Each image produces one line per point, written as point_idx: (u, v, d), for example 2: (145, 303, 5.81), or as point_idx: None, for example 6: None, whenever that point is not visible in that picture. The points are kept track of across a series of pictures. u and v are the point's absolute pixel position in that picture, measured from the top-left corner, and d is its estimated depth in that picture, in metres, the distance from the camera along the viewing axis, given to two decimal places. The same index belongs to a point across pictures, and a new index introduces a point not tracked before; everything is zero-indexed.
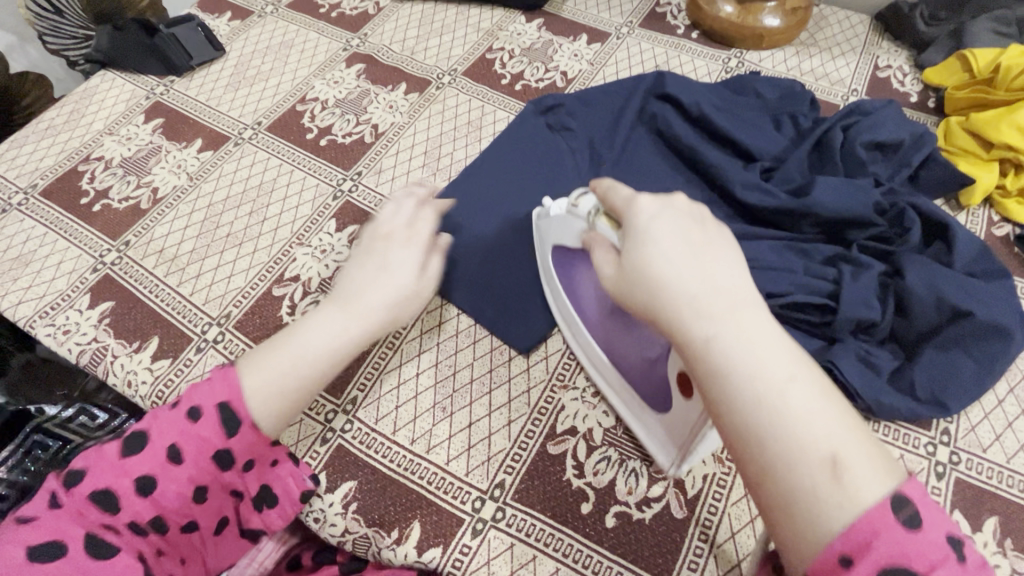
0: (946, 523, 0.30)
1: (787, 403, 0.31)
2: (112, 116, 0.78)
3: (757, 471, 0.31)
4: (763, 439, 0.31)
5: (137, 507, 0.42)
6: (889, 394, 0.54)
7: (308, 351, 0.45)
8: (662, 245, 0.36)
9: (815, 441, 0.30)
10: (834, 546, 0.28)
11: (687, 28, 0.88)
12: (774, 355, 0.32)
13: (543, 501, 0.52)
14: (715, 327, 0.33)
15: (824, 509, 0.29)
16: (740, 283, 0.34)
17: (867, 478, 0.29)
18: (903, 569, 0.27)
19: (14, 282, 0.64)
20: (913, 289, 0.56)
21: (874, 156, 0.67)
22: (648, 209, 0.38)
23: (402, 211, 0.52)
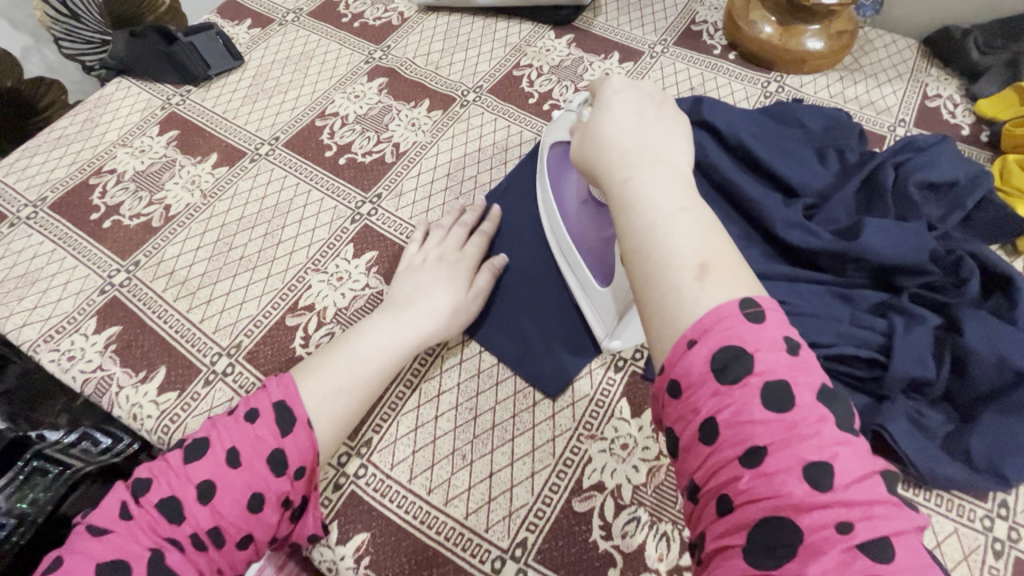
0: (789, 328, 0.33)
1: (673, 226, 0.36)
2: (126, 127, 0.76)
3: (639, 278, 0.37)
4: (647, 252, 0.36)
5: (198, 517, 0.43)
6: (942, 462, 0.50)
7: (365, 352, 0.53)
8: (615, 112, 0.44)
9: (688, 254, 0.35)
10: (685, 333, 0.33)
11: (724, 48, 0.84)
12: (674, 192, 0.38)
13: (567, 565, 0.49)
14: (633, 170, 0.40)
15: (682, 303, 0.34)
16: (667, 147, 0.42)
17: (727, 286, 0.34)
18: (735, 346, 0.32)
19: (19, 303, 0.62)
20: (973, 349, 0.52)
21: (926, 196, 0.63)
22: (620, 85, 0.47)
23: (451, 237, 0.63)
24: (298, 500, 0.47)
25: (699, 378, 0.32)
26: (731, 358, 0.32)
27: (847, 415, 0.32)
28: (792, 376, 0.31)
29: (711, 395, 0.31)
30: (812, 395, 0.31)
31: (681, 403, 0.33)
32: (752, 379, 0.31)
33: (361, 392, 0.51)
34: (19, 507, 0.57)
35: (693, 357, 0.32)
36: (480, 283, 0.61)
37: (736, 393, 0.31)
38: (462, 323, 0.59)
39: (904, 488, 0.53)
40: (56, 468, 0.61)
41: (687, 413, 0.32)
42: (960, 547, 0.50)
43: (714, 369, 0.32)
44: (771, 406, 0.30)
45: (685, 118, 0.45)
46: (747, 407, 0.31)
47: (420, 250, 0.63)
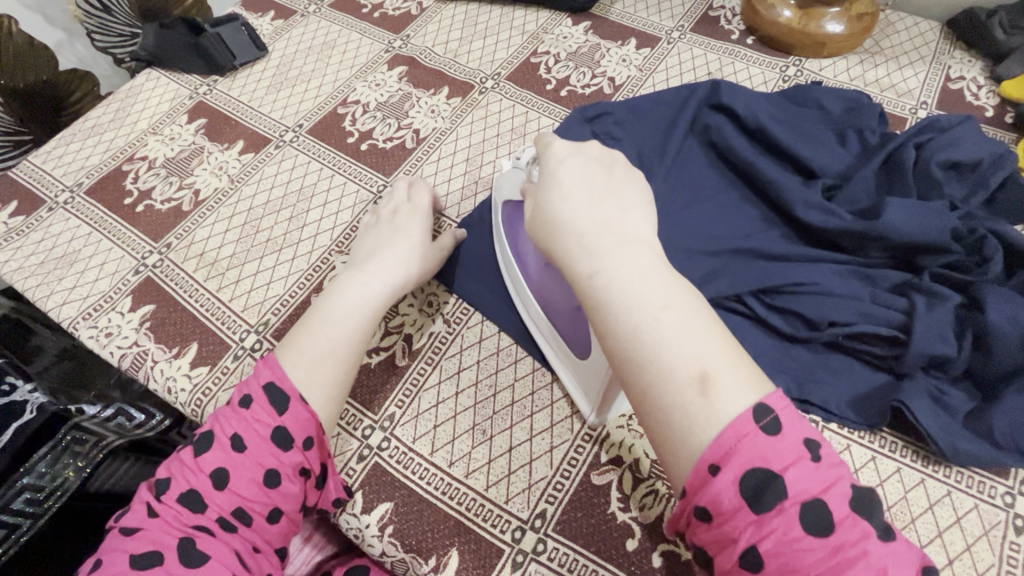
0: (804, 428, 0.35)
1: (658, 331, 0.37)
2: (156, 116, 0.78)
3: (640, 393, 0.38)
4: (642, 366, 0.37)
5: (218, 501, 0.45)
6: (964, 439, 0.50)
7: (343, 309, 0.53)
8: (566, 192, 0.44)
9: (686, 363, 0.36)
10: (704, 458, 0.34)
11: (742, 33, 0.84)
12: (651, 289, 0.39)
13: (586, 535, 0.50)
14: (601, 263, 0.40)
15: (693, 420, 0.35)
16: (628, 227, 0.42)
17: (730, 393, 0.35)
18: (763, 470, 0.33)
19: (58, 282, 0.65)
20: (996, 326, 0.52)
21: (948, 176, 0.62)
22: (563, 155, 0.46)
23: (406, 194, 0.65)
24: (316, 469, 0.48)
25: (731, 506, 0.33)
26: (760, 483, 0.33)
27: (881, 518, 0.33)
28: (824, 490, 0.33)
29: (749, 524, 0.33)
30: (845, 505, 0.33)
31: (716, 529, 0.34)
32: (787, 504, 0.32)
33: (347, 352, 0.51)
34: (58, 474, 0.61)
35: (721, 486, 0.33)
36: (444, 240, 0.63)
37: (775, 520, 0.32)
38: (432, 268, 0.61)
39: (925, 465, 0.53)
40: (92, 439, 0.64)
41: (724, 539, 0.33)
42: (981, 523, 0.50)
43: (748, 497, 0.33)
44: (812, 530, 0.32)
45: (637, 180, 0.46)
46: (789, 535, 0.32)
47: (378, 211, 0.64)
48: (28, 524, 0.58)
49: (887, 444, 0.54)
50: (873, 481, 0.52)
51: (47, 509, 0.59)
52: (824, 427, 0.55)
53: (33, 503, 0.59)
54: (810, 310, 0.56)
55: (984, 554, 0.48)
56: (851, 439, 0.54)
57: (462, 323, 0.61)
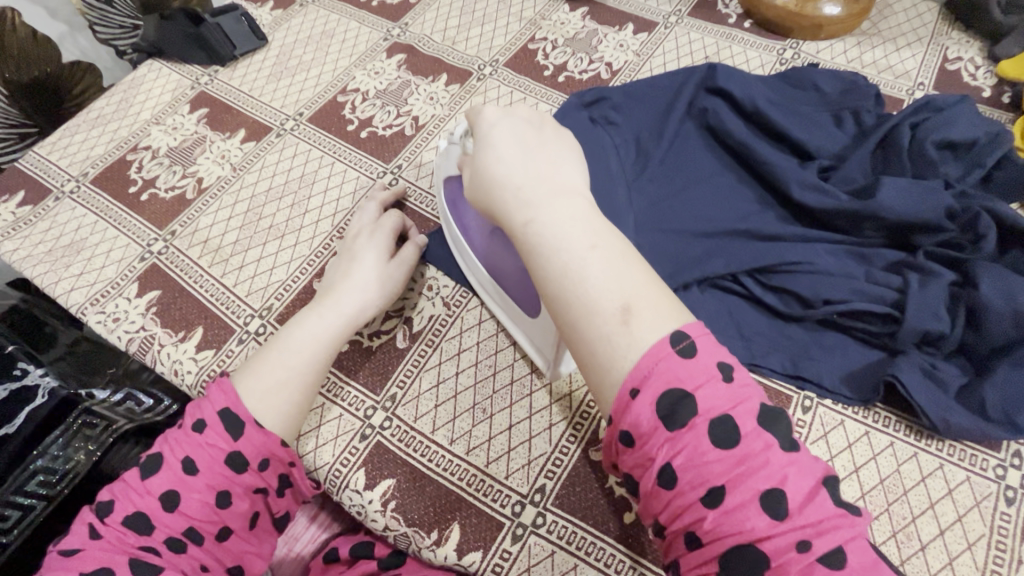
0: (719, 353, 0.37)
1: (586, 269, 0.39)
2: (159, 106, 0.79)
3: (570, 331, 0.40)
4: (569, 303, 0.39)
5: (168, 522, 0.47)
6: (956, 412, 0.51)
7: (298, 341, 0.54)
8: (498, 151, 0.46)
9: (610, 298, 0.38)
10: (626, 384, 0.36)
11: (740, 16, 0.84)
12: (579, 232, 0.41)
13: (584, 509, 0.51)
14: (532, 211, 0.42)
15: (616, 350, 0.37)
16: (558, 180, 0.44)
17: (651, 322, 0.37)
18: (675, 389, 0.35)
19: (66, 269, 0.66)
20: (988, 301, 0.52)
21: (944, 156, 0.63)
22: (493, 120, 0.48)
23: (367, 212, 0.64)
24: (267, 486, 0.51)
25: (650, 427, 0.35)
26: (673, 402, 0.35)
27: (787, 433, 0.35)
28: (733, 406, 0.34)
29: (665, 443, 0.34)
30: (753, 421, 0.34)
31: (637, 451, 0.36)
32: (697, 420, 0.34)
33: (302, 379, 0.53)
34: (71, 457, 0.63)
35: (640, 408, 0.35)
36: (405, 255, 0.61)
37: (687, 436, 0.34)
38: (396, 291, 0.60)
39: (918, 439, 0.53)
40: (102, 423, 0.66)
41: (643, 460, 0.35)
42: (973, 494, 0.51)
43: (662, 418, 0.35)
44: (720, 444, 0.33)
45: (564, 138, 0.48)
46: (699, 450, 0.34)
47: (349, 228, 0.63)
48: (41, 507, 0.60)
49: (882, 419, 0.54)
50: (867, 455, 0.53)
51: (61, 492, 0.61)
52: (819, 403, 0.56)
53: (46, 485, 0.61)
54: (805, 289, 0.57)
55: (975, 524, 0.49)
56: (845, 415, 0.55)
57: (461, 306, 0.62)
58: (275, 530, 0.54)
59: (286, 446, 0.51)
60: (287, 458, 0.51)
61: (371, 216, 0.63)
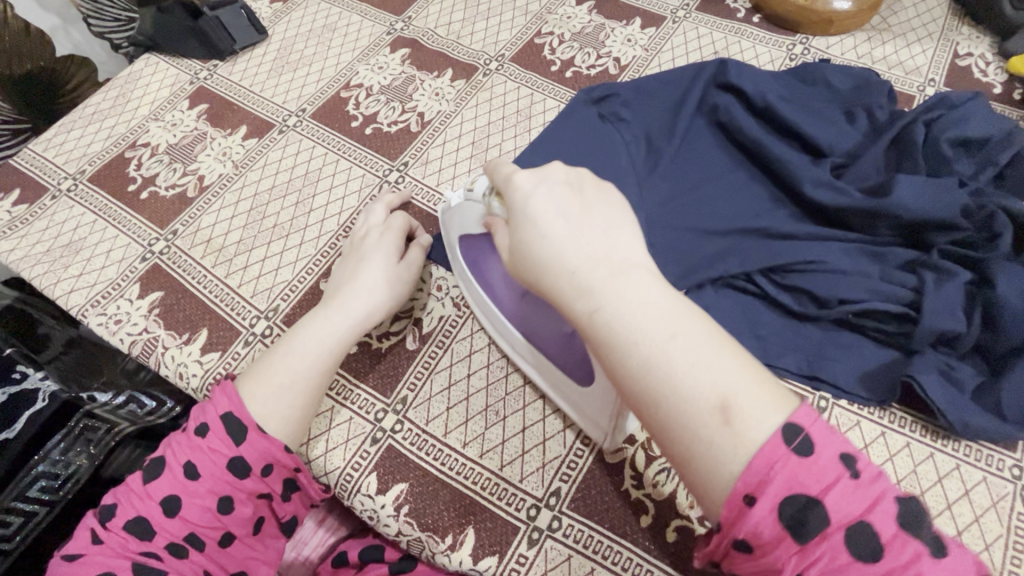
0: (840, 443, 0.34)
1: (674, 364, 0.35)
2: (157, 101, 0.77)
3: (660, 431, 0.36)
4: (658, 404, 0.36)
5: (170, 528, 0.46)
6: (974, 413, 0.51)
7: (303, 344, 0.52)
8: (542, 226, 0.40)
9: (705, 394, 0.35)
10: (738, 490, 0.34)
11: (748, 11, 0.83)
12: (657, 319, 0.37)
13: (600, 513, 0.51)
14: (599, 299, 0.38)
15: (719, 455, 0.34)
16: (620, 254, 0.39)
17: (753, 418, 0.34)
18: (801, 496, 0.33)
19: (65, 270, 0.64)
20: (1005, 301, 0.52)
21: (958, 153, 0.62)
22: (528, 188, 0.41)
23: (375, 211, 0.63)
24: (271, 492, 0.50)
25: (773, 536, 0.33)
26: (799, 509, 0.33)
27: (930, 532, 0.33)
28: (867, 510, 0.33)
29: (792, 553, 0.33)
30: (891, 524, 0.32)
31: (759, 558, 0.34)
32: (830, 530, 0.32)
33: (309, 382, 0.51)
34: (72, 461, 0.61)
35: (762, 519, 0.33)
36: (412, 255, 0.60)
37: (821, 547, 0.32)
38: (407, 292, 0.58)
39: (934, 439, 0.53)
40: (104, 426, 0.65)
41: (769, 566, 0.34)
42: (989, 494, 0.50)
43: (789, 529, 0.33)
44: (859, 555, 0.32)
45: (612, 196, 0.42)
46: (836, 561, 0.32)
47: (355, 228, 0.62)
48: (43, 513, 0.59)
49: (897, 419, 0.54)
50: (883, 455, 0.53)
51: (62, 498, 0.60)
52: (834, 403, 0.55)
53: (48, 490, 0.60)
54: (821, 289, 0.57)
55: (992, 525, 0.49)
56: (861, 415, 0.55)
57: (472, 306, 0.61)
58: (281, 535, 0.53)
59: (290, 452, 0.49)
60: (291, 464, 0.50)
61: (379, 217, 0.62)
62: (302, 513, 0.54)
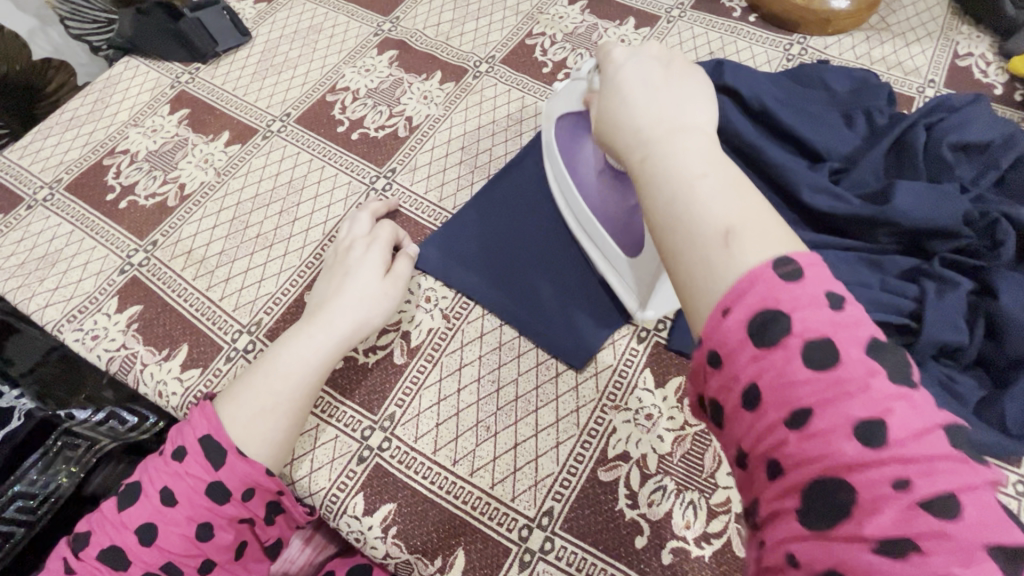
0: (831, 283, 0.30)
1: (695, 194, 0.34)
2: (136, 107, 0.75)
3: (669, 256, 0.35)
4: (671, 227, 0.34)
5: (146, 557, 0.45)
6: (977, 428, 0.49)
7: (285, 365, 0.50)
8: (623, 92, 0.43)
9: (713, 219, 0.33)
10: (717, 302, 0.31)
11: (744, 10, 0.81)
12: (699, 159, 0.36)
13: (594, 533, 0.49)
14: (650, 142, 0.38)
15: (712, 273, 0.31)
16: (686, 111, 0.39)
17: (759, 247, 0.31)
18: (772, 309, 0.29)
19: (41, 284, 0.62)
20: (1008, 313, 0.51)
21: (959, 158, 0.60)
22: (625, 66, 0.45)
23: (360, 222, 0.61)
24: (253, 516, 0.48)
25: (737, 346, 0.29)
26: (764, 319, 0.29)
27: (902, 363, 0.28)
28: (835, 331, 0.28)
29: (750, 361, 0.29)
30: (858, 348, 0.28)
31: (720, 372, 0.30)
32: (791, 340, 0.28)
33: (290, 405, 0.49)
34: (50, 480, 0.59)
35: (727, 325, 0.30)
36: (399, 268, 0.58)
37: (775, 354, 0.28)
38: (394, 307, 0.57)
39: None
40: (84, 443, 0.62)
41: (727, 380, 0.30)
42: None
43: (751, 332, 0.29)
44: (814, 365, 0.27)
45: (699, 82, 0.43)
46: (787, 371, 0.28)
47: (339, 240, 0.60)
48: (21, 533, 0.56)
49: None
50: None
51: (40, 517, 0.58)
52: None
53: (26, 510, 0.58)
54: None
55: None
56: None
57: (462, 318, 0.59)
58: (265, 558, 0.51)
59: (272, 474, 0.48)
60: (273, 487, 0.48)
61: (364, 227, 0.60)
62: (287, 535, 0.52)
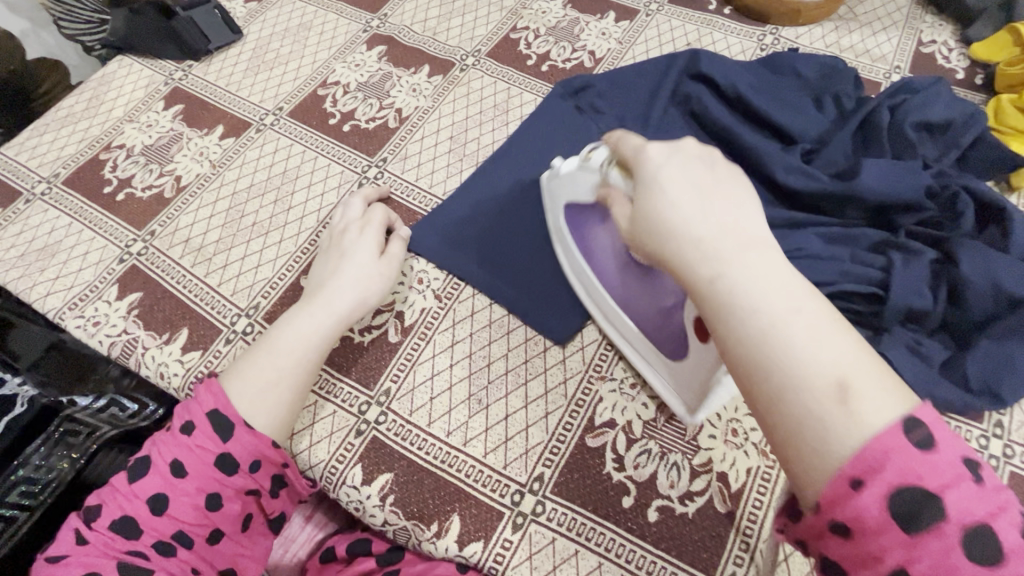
0: (963, 445, 0.28)
1: (791, 337, 0.31)
2: (131, 103, 0.77)
3: (764, 405, 0.31)
4: (767, 374, 0.31)
5: (157, 526, 0.46)
6: (942, 387, 0.52)
7: (287, 341, 0.53)
8: (669, 191, 0.36)
9: (822, 370, 0.30)
10: (843, 471, 0.28)
11: (720, 3, 0.85)
12: (783, 289, 0.32)
13: (583, 495, 0.51)
14: (724, 265, 0.33)
15: (832, 437, 0.29)
16: (751, 225, 0.35)
17: (878, 405, 0.29)
18: (915, 488, 0.27)
19: (41, 273, 0.64)
20: (968, 278, 0.54)
21: (922, 137, 0.64)
22: (659, 158, 0.38)
23: (354, 207, 0.63)
24: (259, 488, 0.50)
25: (877, 526, 0.27)
26: (912, 502, 0.27)
27: None
28: (990, 515, 0.26)
29: (898, 543, 0.27)
30: (1013, 531, 0.27)
31: (853, 543, 0.28)
32: (946, 526, 0.26)
33: (293, 380, 0.51)
34: (53, 466, 0.61)
35: (864, 502, 0.27)
36: (393, 250, 0.60)
37: (930, 542, 0.26)
38: (390, 285, 0.59)
39: None
40: (85, 430, 0.64)
41: (866, 555, 0.28)
42: None
43: (898, 515, 0.27)
44: (975, 557, 0.26)
45: (745, 175, 0.37)
46: (946, 559, 0.26)
47: (334, 224, 0.62)
48: (25, 517, 0.58)
49: None
50: None
51: (43, 501, 0.59)
52: None
53: (29, 495, 0.59)
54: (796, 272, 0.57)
55: None
56: None
57: (453, 298, 0.62)
58: (269, 532, 0.53)
59: (277, 447, 0.50)
60: (278, 459, 0.50)
61: (358, 211, 0.63)
62: (290, 509, 0.54)
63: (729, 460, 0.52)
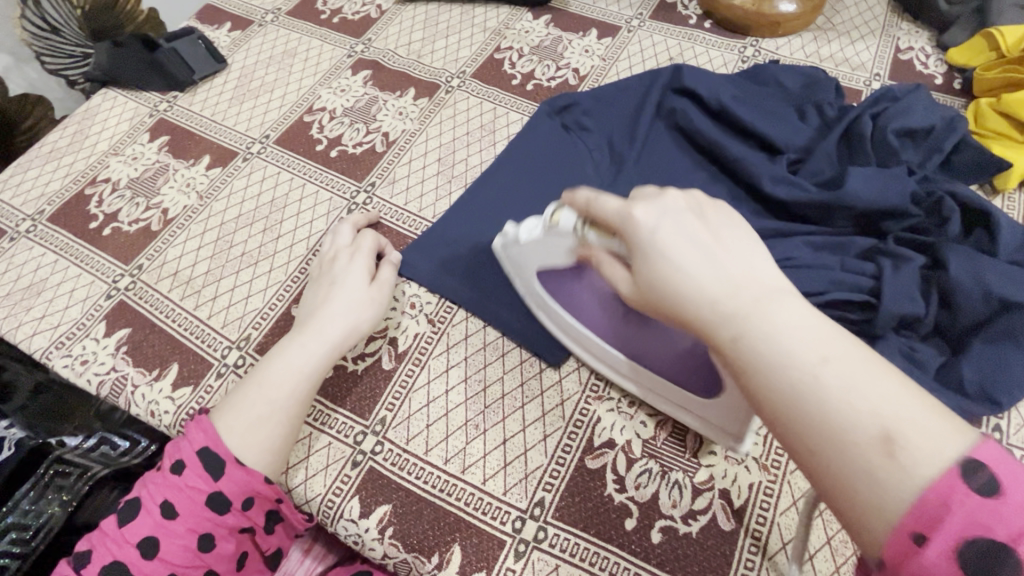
0: None
1: (823, 386, 0.31)
2: (116, 136, 0.76)
3: (807, 459, 0.31)
4: (805, 428, 0.31)
5: (149, 570, 0.45)
6: (938, 393, 0.52)
7: (278, 373, 0.52)
8: (672, 253, 0.37)
9: (861, 420, 0.29)
10: (902, 525, 0.27)
11: (700, 17, 0.86)
12: (806, 337, 0.33)
13: (585, 519, 0.51)
14: (743, 317, 0.34)
15: (880, 490, 0.28)
16: (762, 275, 0.36)
17: (928, 452, 0.28)
18: (985, 539, 0.25)
19: (26, 313, 0.63)
20: (957, 283, 0.54)
21: (904, 143, 0.64)
22: (651, 221, 0.39)
23: (344, 233, 0.62)
24: (253, 526, 0.49)
25: None
26: (984, 555, 0.25)
27: None
28: None
29: None
30: None
31: None
32: None
33: (286, 413, 0.51)
34: (43, 510, 0.59)
35: (932, 557, 0.26)
36: (384, 275, 0.60)
37: None
38: (381, 312, 0.58)
39: None
40: (76, 471, 0.63)
41: None
42: None
43: (970, 569, 0.25)
44: None
45: (743, 225, 0.39)
46: None
47: (324, 252, 0.62)
48: (15, 566, 0.56)
49: None
50: None
51: (34, 548, 0.57)
52: None
53: (19, 542, 0.57)
54: None
55: None
56: None
57: (447, 322, 0.61)
58: (266, 568, 0.52)
59: (270, 483, 0.49)
60: (272, 495, 0.49)
61: (347, 238, 0.62)
62: (287, 544, 0.53)
63: (730, 477, 0.51)
